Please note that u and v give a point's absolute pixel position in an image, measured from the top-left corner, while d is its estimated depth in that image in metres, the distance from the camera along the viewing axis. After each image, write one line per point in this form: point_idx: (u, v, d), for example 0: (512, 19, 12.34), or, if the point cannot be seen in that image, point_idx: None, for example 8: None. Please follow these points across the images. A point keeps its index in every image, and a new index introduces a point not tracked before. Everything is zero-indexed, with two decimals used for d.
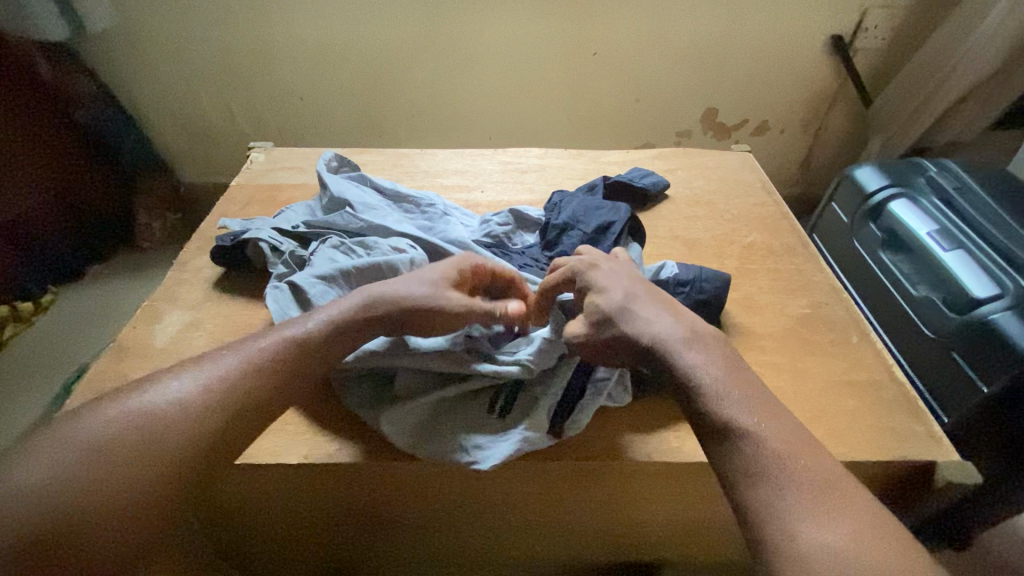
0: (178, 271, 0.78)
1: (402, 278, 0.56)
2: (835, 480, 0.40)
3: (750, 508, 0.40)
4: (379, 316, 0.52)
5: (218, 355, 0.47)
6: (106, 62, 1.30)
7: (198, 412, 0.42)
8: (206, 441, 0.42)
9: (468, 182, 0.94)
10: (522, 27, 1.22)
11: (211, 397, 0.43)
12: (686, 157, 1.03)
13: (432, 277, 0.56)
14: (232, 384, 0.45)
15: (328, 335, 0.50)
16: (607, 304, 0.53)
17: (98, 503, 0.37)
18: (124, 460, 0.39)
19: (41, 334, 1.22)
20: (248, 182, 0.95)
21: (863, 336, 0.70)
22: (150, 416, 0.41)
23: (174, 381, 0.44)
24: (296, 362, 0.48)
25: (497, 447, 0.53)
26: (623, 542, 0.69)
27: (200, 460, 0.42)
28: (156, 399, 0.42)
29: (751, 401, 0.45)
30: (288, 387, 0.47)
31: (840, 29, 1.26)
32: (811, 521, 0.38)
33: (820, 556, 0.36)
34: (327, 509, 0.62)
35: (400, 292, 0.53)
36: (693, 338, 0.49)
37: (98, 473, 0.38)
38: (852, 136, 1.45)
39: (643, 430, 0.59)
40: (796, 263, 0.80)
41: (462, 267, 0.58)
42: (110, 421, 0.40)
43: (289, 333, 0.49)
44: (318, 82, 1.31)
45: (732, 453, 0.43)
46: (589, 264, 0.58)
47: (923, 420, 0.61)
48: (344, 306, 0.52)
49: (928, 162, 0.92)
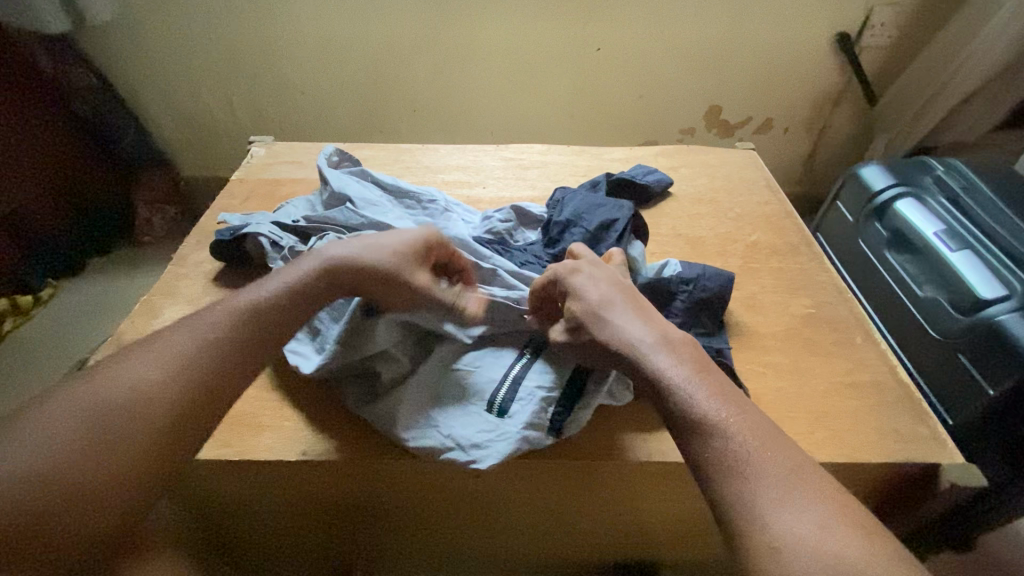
0: (178, 265, 0.77)
1: (369, 243, 0.55)
2: (802, 471, 0.41)
3: (723, 504, 0.40)
4: (336, 281, 0.53)
5: (172, 331, 0.46)
6: (106, 54, 1.29)
7: (154, 392, 0.42)
8: (164, 422, 0.41)
9: (470, 178, 0.94)
10: (526, 22, 1.21)
11: (167, 377, 0.42)
12: (690, 154, 1.02)
13: (388, 245, 0.56)
14: (189, 363, 0.44)
15: (282, 299, 0.50)
16: (582, 310, 0.53)
17: (46, 493, 0.36)
18: (75, 445, 0.38)
19: (40, 327, 1.22)
20: (249, 176, 0.94)
21: (867, 337, 0.69)
22: (104, 399, 0.40)
23: (130, 362, 0.43)
24: (249, 330, 0.47)
25: (496, 445, 0.52)
26: (621, 541, 0.69)
27: (161, 442, 0.41)
28: (110, 381, 0.41)
29: (713, 393, 0.45)
30: (246, 361, 0.47)
31: (846, 27, 1.24)
32: (779, 515, 0.38)
33: (791, 550, 0.36)
34: (324, 505, 0.62)
35: (355, 258, 0.54)
36: (664, 343, 0.49)
37: (53, 457, 0.37)
38: (857, 135, 1.44)
39: (644, 430, 0.58)
40: (800, 262, 0.80)
41: (430, 240, 0.58)
42: (62, 408, 0.39)
43: (246, 300, 0.49)
44: (319, 76, 1.30)
45: (702, 448, 0.43)
46: (571, 267, 0.56)
47: (927, 422, 0.60)
48: (299, 270, 0.52)
49: (935, 162, 0.91)
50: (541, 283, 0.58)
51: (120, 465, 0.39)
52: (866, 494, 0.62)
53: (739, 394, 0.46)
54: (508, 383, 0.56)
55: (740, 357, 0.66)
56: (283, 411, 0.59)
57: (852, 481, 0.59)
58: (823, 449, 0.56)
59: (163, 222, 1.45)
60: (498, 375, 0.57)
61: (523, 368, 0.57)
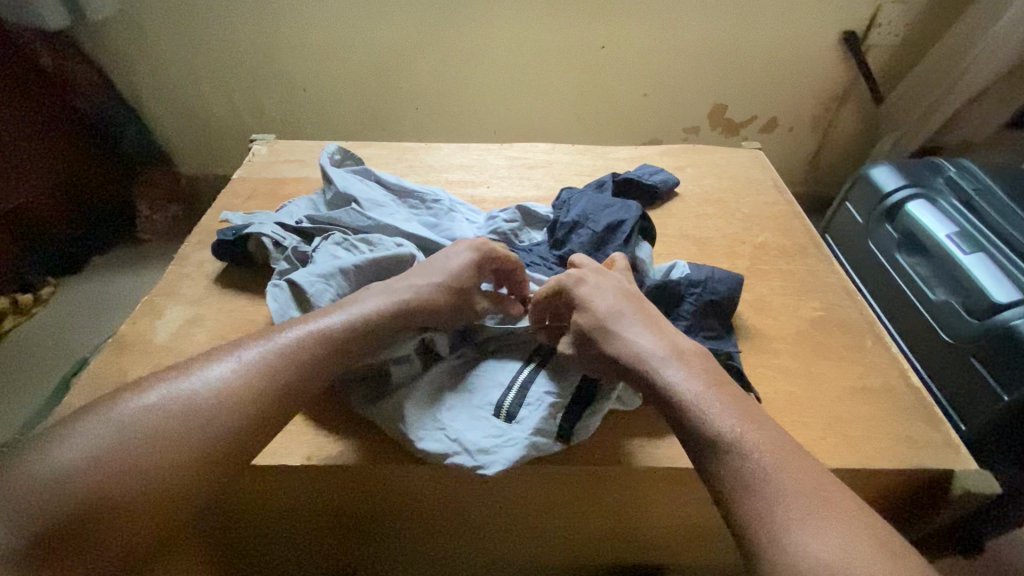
0: (179, 266, 0.76)
1: (428, 274, 0.58)
2: (823, 486, 0.41)
3: (741, 523, 0.40)
4: (408, 318, 0.54)
5: (255, 343, 0.48)
6: (108, 51, 1.28)
7: (227, 405, 0.43)
8: (229, 436, 0.42)
9: (474, 177, 0.93)
10: (530, 20, 1.20)
11: (241, 391, 0.44)
12: (696, 154, 1.01)
13: (452, 276, 0.58)
14: (262, 377, 0.45)
15: (364, 331, 0.52)
16: (589, 322, 0.55)
17: (113, 489, 0.38)
18: (128, 448, 0.39)
19: (41, 327, 1.21)
20: (250, 175, 0.93)
21: (878, 341, 0.68)
22: (184, 402, 0.42)
23: (214, 368, 0.45)
24: (330, 350, 0.49)
25: (503, 451, 0.51)
26: (629, 545, 0.68)
27: (221, 455, 0.42)
28: (192, 386, 0.43)
29: (730, 408, 0.45)
30: (316, 382, 0.48)
31: (853, 25, 1.23)
32: (799, 532, 0.38)
33: (811, 566, 0.36)
34: (327, 509, 0.61)
35: (430, 296, 0.56)
36: (675, 356, 0.50)
37: (105, 458, 0.38)
38: (863, 134, 1.43)
39: (654, 435, 0.57)
40: (809, 263, 0.79)
41: (484, 258, 0.61)
42: (147, 406, 0.41)
43: (317, 328, 0.50)
44: (322, 74, 1.29)
45: (719, 467, 0.43)
46: (576, 278, 0.58)
47: (940, 428, 0.59)
48: (374, 304, 0.53)
49: (945, 162, 0.90)
50: (545, 291, 0.59)
51: (164, 473, 0.40)
52: (878, 501, 0.61)
53: (755, 408, 0.47)
54: (516, 389, 0.55)
55: (749, 360, 0.65)
56: None
57: (865, 488, 0.59)
58: (836, 455, 0.56)
59: (164, 220, 1.46)
60: (506, 381, 0.56)
61: (531, 373, 0.57)
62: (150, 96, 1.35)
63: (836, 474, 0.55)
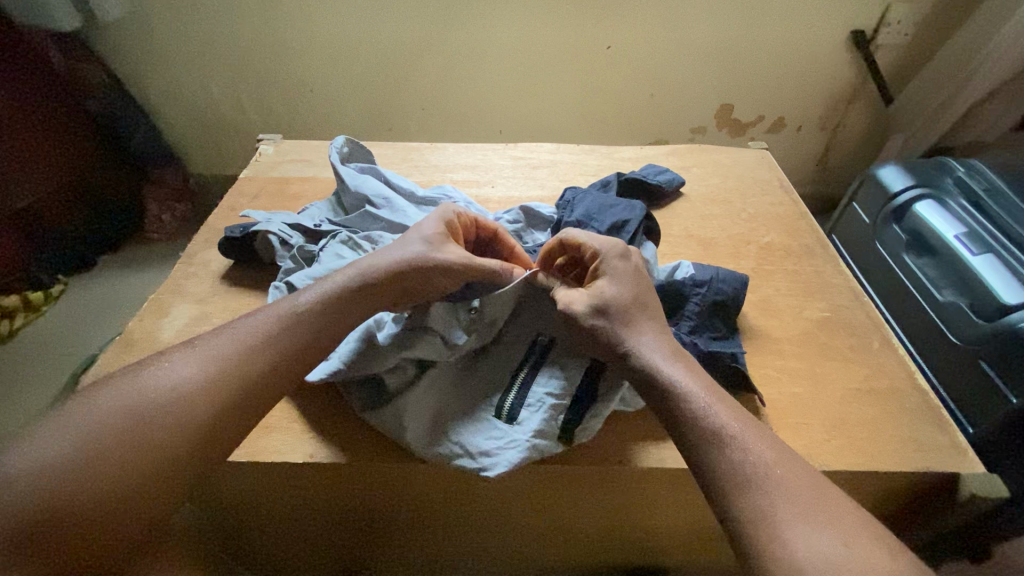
0: (186, 264, 0.76)
1: (395, 244, 0.58)
2: (821, 488, 0.41)
3: (737, 520, 0.41)
4: (374, 289, 0.54)
5: (214, 336, 0.48)
6: (117, 51, 1.28)
7: (186, 397, 0.43)
8: (189, 431, 0.42)
9: (479, 177, 0.93)
10: (535, 20, 1.20)
11: (201, 383, 0.44)
12: (702, 154, 1.00)
13: (424, 240, 0.58)
14: (222, 371, 0.45)
15: (325, 308, 0.51)
16: (616, 297, 0.54)
17: (70, 483, 0.38)
18: (83, 453, 0.39)
19: (50, 325, 1.22)
20: (257, 175, 0.94)
21: (884, 343, 0.68)
22: (139, 397, 0.42)
23: (169, 363, 0.45)
24: (291, 338, 0.49)
25: (505, 453, 0.51)
26: (627, 545, 0.68)
27: (187, 450, 0.42)
28: (147, 381, 0.43)
29: (725, 405, 0.47)
30: (286, 378, 0.48)
31: (862, 25, 1.22)
32: (799, 527, 0.39)
33: (810, 564, 0.37)
34: (322, 506, 0.61)
35: (395, 259, 0.55)
36: (676, 355, 0.51)
37: (63, 464, 0.38)
38: (871, 133, 1.42)
39: (656, 437, 0.57)
40: (815, 264, 0.78)
41: (451, 221, 0.61)
42: (102, 403, 0.41)
43: (278, 312, 0.50)
44: (329, 74, 1.30)
45: (718, 461, 0.43)
46: (621, 252, 0.57)
47: (947, 431, 0.59)
48: (335, 282, 0.53)
49: (955, 162, 0.90)
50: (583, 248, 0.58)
51: (127, 473, 0.39)
52: (877, 501, 0.61)
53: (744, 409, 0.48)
54: (516, 390, 0.55)
55: (753, 361, 0.65)
56: (289, 412, 0.58)
57: (867, 490, 0.58)
58: (838, 457, 0.55)
59: (173, 219, 1.46)
60: (507, 380, 0.57)
61: (531, 372, 0.57)
62: (158, 95, 1.36)
63: (838, 476, 0.55)
